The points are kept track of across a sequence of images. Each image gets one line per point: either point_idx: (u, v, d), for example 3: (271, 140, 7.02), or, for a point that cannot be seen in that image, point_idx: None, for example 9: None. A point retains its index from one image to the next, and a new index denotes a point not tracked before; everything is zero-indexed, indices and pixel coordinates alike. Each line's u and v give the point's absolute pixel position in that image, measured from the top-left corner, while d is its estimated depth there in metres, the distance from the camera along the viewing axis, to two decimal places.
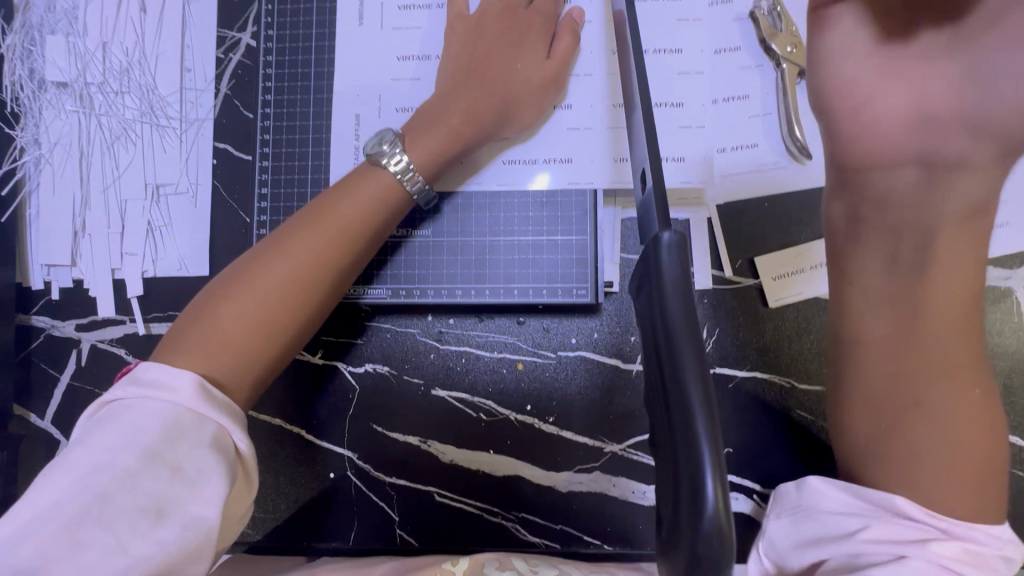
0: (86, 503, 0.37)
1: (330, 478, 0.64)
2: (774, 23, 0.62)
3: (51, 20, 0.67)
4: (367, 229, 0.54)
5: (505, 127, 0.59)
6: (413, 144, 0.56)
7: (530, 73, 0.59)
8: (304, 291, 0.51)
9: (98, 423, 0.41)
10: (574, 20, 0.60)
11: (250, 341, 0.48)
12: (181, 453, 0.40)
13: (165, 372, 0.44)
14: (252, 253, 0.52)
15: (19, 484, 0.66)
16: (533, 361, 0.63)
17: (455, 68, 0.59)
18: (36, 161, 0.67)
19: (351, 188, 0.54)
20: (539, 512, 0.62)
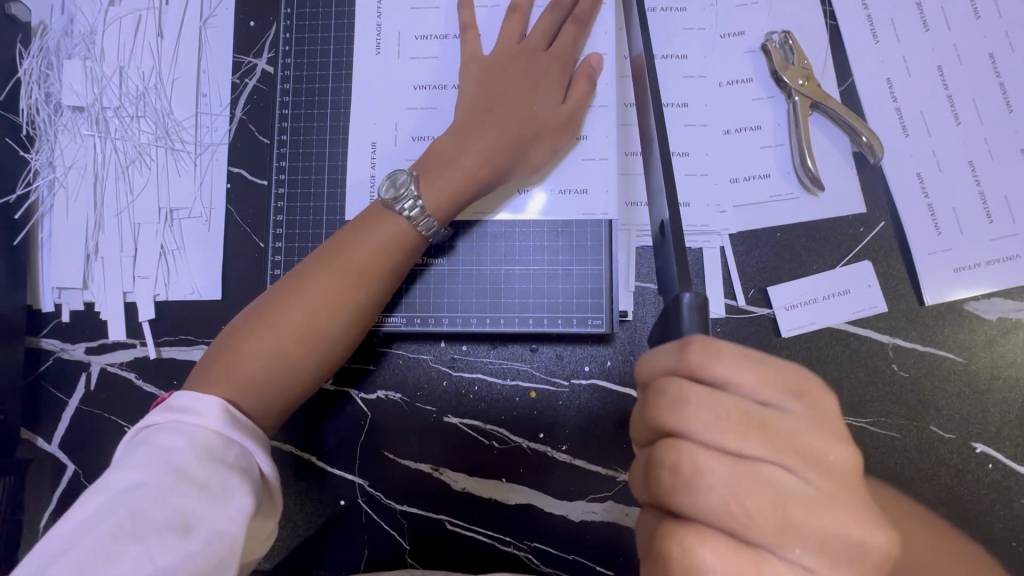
0: (122, 518, 0.40)
1: (340, 506, 0.64)
2: (786, 56, 0.62)
3: (69, 45, 0.68)
4: (380, 270, 0.55)
5: (518, 170, 0.59)
6: (426, 186, 0.56)
7: (546, 116, 0.58)
8: (320, 333, 0.52)
9: (135, 445, 0.45)
10: (591, 66, 0.60)
11: (269, 381, 0.50)
12: (208, 471, 0.43)
13: (194, 399, 0.47)
14: (271, 291, 0.54)
15: (25, 509, 0.65)
16: (546, 390, 0.63)
17: (469, 111, 0.59)
18: (50, 184, 0.67)
19: (364, 228, 0.55)
20: (551, 541, 0.62)
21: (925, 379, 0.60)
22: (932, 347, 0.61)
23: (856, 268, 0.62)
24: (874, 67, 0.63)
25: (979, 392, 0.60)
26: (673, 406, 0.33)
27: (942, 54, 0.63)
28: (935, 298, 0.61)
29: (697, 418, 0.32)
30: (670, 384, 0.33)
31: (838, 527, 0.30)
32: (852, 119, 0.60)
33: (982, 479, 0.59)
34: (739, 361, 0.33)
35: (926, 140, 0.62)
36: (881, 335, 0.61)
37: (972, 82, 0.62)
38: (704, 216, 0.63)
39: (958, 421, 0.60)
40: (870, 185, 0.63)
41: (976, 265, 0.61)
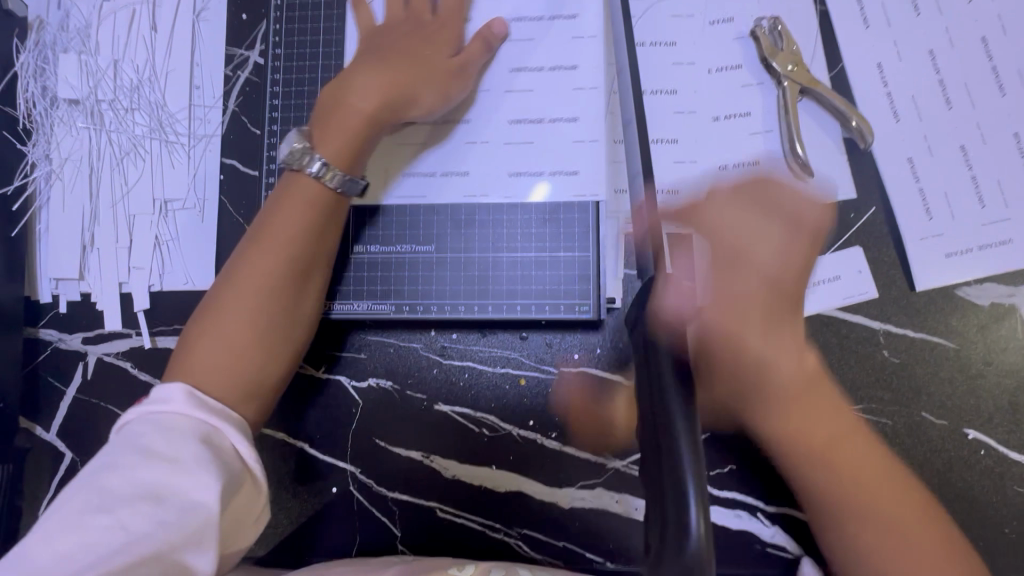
0: (92, 493, 0.40)
1: (332, 493, 0.64)
2: (775, 42, 0.62)
3: (64, 39, 0.69)
4: (299, 234, 0.54)
5: (483, 136, 0.60)
6: (373, 158, 0.56)
7: (442, 63, 0.59)
8: (262, 308, 0.52)
9: (109, 437, 0.45)
10: (492, 31, 0.62)
11: (233, 366, 0.50)
12: (175, 447, 0.43)
13: (163, 389, 0.47)
14: (212, 287, 0.54)
15: (23, 497, 0.66)
16: (535, 376, 0.63)
17: (438, 85, 0.59)
18: (46, 176, 0.68)
19: (280, 205, 0.55)
20: (542, 528, 0.62)
21: (917, 366, 0.60)
22: (925, 333, 0.60)
23: (847, 253, 0.61)
24: (864, 52, 0.63)
25: (972, 379, 0.60)
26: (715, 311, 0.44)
27: (933, 38, 0.62)
28: (927, 284, 0.60)
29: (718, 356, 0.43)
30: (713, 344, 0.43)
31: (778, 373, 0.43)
32: (845, 107, 0.60)
33: (974, 466, 0.59)
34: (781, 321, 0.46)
35: (917, 124, 0.62)
36: (872, 322, 0.61)
37: (964, 66, 0.62)
38: None
39: (950, 407, 0.59)
40: (860, 170, 0.62)
41: (968, 250, 0.60)
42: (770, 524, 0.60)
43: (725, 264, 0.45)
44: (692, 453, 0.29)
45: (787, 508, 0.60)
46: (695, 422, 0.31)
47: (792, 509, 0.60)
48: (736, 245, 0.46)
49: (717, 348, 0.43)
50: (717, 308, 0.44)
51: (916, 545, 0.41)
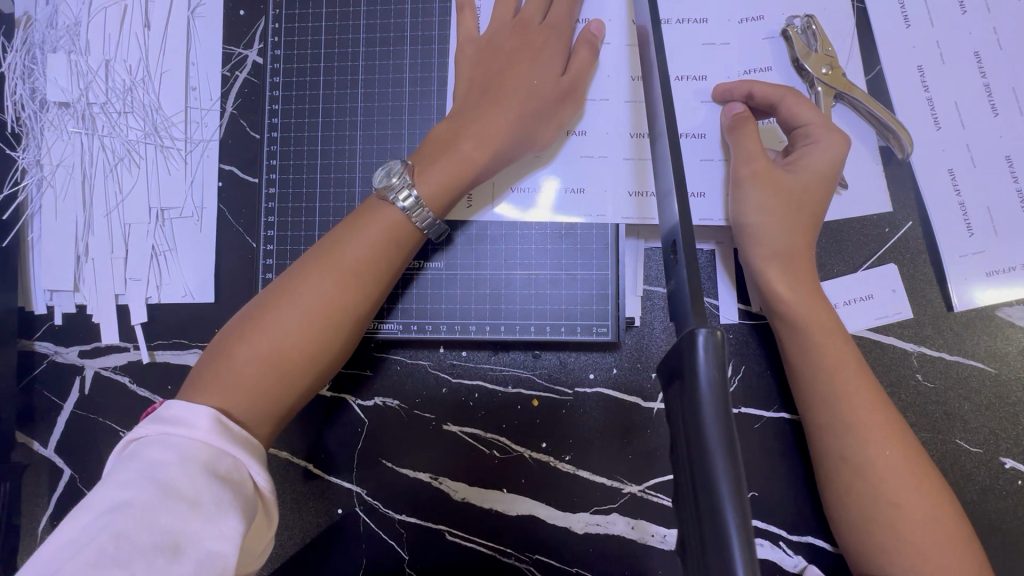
0: (105, 541, 0.38)
1: (337, 515, 0.62)
2: (808, 43, 0.58)
3: (53, 37, 0.65)
4: (376, 265, 0.52)
5: (524, 148, 0.56)
6: (423, 176, 0.53)
7: (550, 88, 0.55)
8: (316, 338, 0.50)
9: (124, 459, 0.43)
10: (593, 33, 0.57)
11: (268, 387, 0.48)
12: (198, 487, 0.41)
13: (187, 408, 0.45)
14: (263, 293, 0.52)
15: (22, 515, 0.65)
16: (548, 398, 0.61)
17: (468, 91, 0.56)
18: (38, 182, 0.65)
19: (362, 226, 0.52)
20: (554, 554, 0.60)
21: (952, 390, 0.57)
22: (961, 356, 0.57)
23: (880, 271, 0.58)
24: (904, 54, 0.59)
25: (1010, 404, 0.56)
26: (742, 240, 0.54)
27: (980, 39, 0.58)
28: (966, 304, 0.57)
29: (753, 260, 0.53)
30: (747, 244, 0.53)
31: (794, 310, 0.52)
32: (882, 113, 0.55)
33: (1010, 496, 0.56)
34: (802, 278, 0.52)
35: (960, 133, 0.58)
36: (906, 344, 0.57)
37: (1013, 70, 0.57)
38: None
39: (987, 434, 0.56)
40: (896, 183, 0.58)
41: (1011, 268, 0.56)
42: (793, 554, 0.57)
43: (756, 207, 0.52)
44: (737, 516, 0.27)
45: (812, 537, 0.57)
46: (742, 487, 0.28)
47: (817, 539, 0.57)
48: (799, 196, 0.52)
49: (787, 272, 0.52)
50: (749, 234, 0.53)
51: (930, 521, 0.47)
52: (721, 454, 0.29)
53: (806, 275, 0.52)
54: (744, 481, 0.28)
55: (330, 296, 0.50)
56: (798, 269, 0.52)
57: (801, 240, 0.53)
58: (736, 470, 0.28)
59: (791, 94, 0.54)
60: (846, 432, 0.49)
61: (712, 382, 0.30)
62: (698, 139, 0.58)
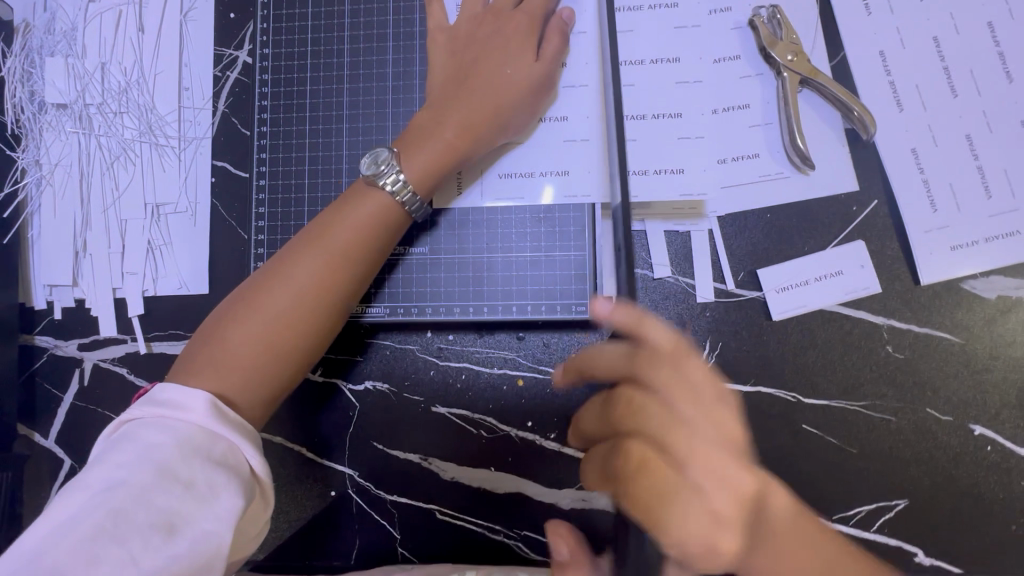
0: (104, 519, 0.40)
1: (331, 497, 0.64)
2: (774, 31, 0.60)
3: (51, 42, 0.68)
4: (363, 250, 0.54)
5: (502, 135, 0.59)
6: (409, 160, 0.56)
7: (521, 77, 0.57)
8: (307, 321, 0.52)
9: (120, 439, 0.45)
10: (564, 22, 0.59)
11: (262, 368, 0.50)
12: (191, 470, 0.43)
13: (181, 392, 0.47)
14: (254, 277, 0.54)
15: (24, 504, 0.66)
16: (533, 377, 0.63)
17: (445, 80, 0.59)
18: (37, 181, 0.67)
19: (346, 213, 0.54)
20: (542, 530, 0.62)
21: (922, 361, 0.59)
22: (929, 328, 0.59)
23: (849, 248, 0.60)
24: (866, 40, 0.61)
25: (977, 373, 0.58)
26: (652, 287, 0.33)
27: (938, 24, 0.60)
28: (932, 278, 0.59)
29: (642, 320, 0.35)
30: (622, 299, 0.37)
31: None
32: (845, 96, 0.58)
33: (979, 463, 0.58)
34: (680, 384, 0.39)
35: (921, 114, 0.60)
36: (876, 317, 0.59)
37: (969, 52, 0.60)
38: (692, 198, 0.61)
39: (955, 403, 0.58)
40: (863, 163, 0.61)
41: (973, 242, 0.59)
42: None
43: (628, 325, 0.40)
44: None
45: None
46: None
47: None
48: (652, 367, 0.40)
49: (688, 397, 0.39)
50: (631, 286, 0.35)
51: None
52: None
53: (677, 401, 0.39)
54: None
55: (321, 281, 0.52)
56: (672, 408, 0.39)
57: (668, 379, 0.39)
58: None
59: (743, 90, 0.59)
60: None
61: None
62: (675, 118, 0.62)
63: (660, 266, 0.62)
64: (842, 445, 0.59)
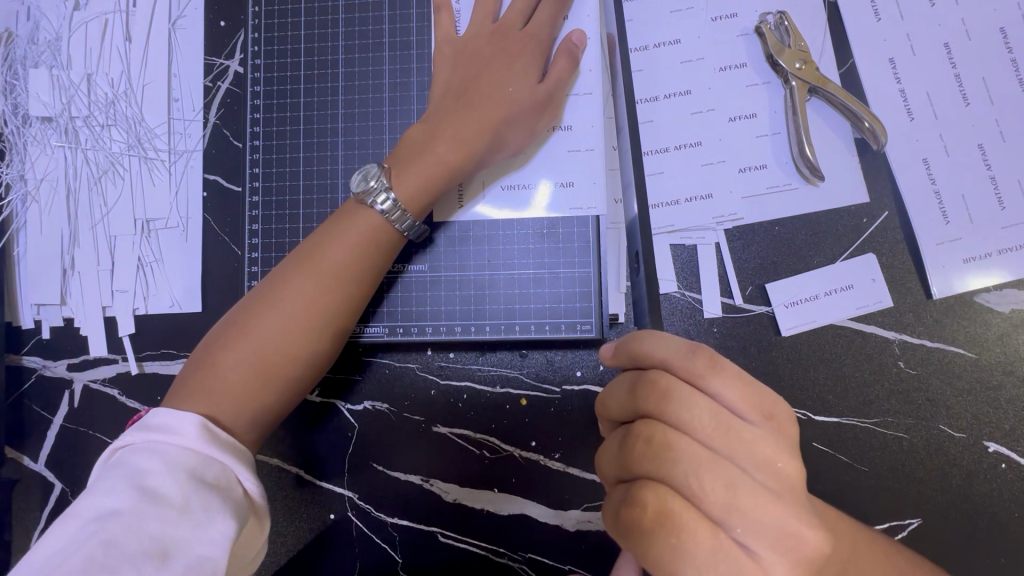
0: (94, 548, 0.38)
1: (330, 520, 0.62)
2: (782, 38, 0.59)
3: (34, 52, 0.65)
4: (358, 269, 0.52)
5: (498, 153, 0.57)
6: (400, 180, 0.53)
7: (523, 96, 0.56)
8: (300, 344, 0.50)
9: (111, 466, 0.43)
10: (573, 42, 0.58)
11: (253, 393, 0.49)
12: (185, 494, 0.41)
13: (172, 416, 0.45)
14: (247, 298, 0.52)
15: (13, 530, 0.64)
16: (537, 396, 0.61)
17: (444, 94, 0.57)
18: (22, 197, 0.65)
19: (341, 231, 0.53)
20: (547, 552, 0.60)
21: (935, 376, 0.57)
22: (941, 342, 0.58)
23: (860, 260, 0.59)
24: (876, 47, 0.60)
25: (990, 388, 0.57)
26: (710, 369, 0.36)
27: (949, 30, 0.59)
28: (944, 292, 0.57)
29: (686, 405, 0.35)
30: (660, 376, 0.36)
31: (775, 521, 0.32)
32: (855, 104, 0.56)
33: (994, 480, 0.56)
34: (730, 381, 0.35)
35: (933, 123, 0.59)
36: (887, 332, 0.58)
37: (982, 59, 0.58)
38: (698, 210, 0.60)
39: (969, 420, 0.57)
40: (873, 173, 0.59)
41: (986, 255, 0.57)
42: None
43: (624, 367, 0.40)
44: None
45: None
46: None
47: None
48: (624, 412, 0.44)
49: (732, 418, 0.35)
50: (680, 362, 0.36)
51: None
52: None
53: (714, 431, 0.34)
54: None
55: (315, 303, 0.51)
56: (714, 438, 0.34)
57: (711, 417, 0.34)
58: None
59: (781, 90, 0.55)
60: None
61: None
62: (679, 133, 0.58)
63: (666, 281, 0.60)
64: (853, 463, 0.58)
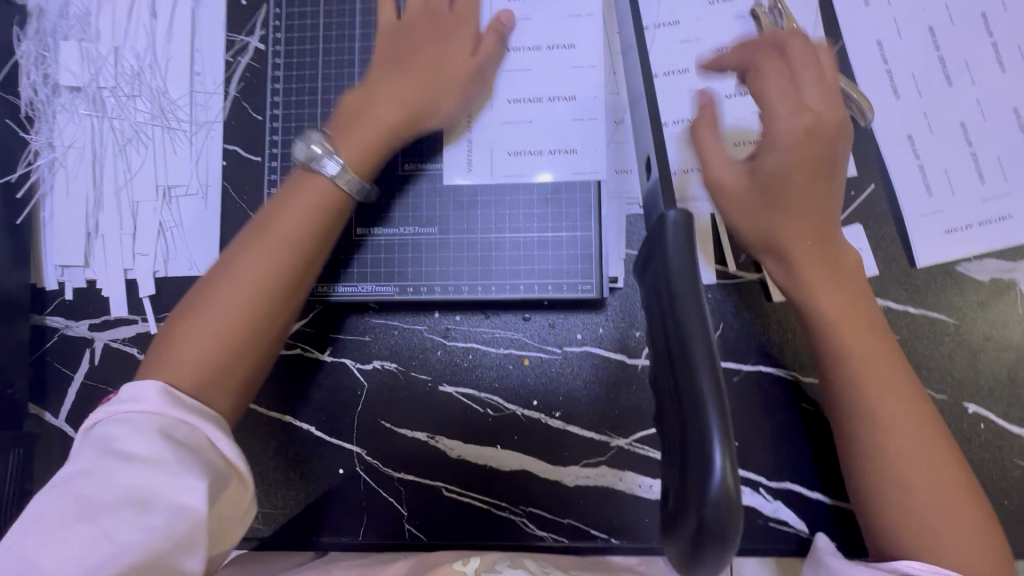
0: (69, 503, 0.38)
1: (339, 475, 0.65)
2: (776, 20, 0.61)
3: (64, 26, 0.69)
4: (312, 231, 0.51)
5: (436, 118, 0.59)
6: (343, 144, 0.54)
7: (454, 62, 0.59)
8: (268, 312, 0.49)
9: (83, 440, 0.43)
10: (502, 23, 0.62)
11: (221, 365, 0.47)
12: (153, 449, 0.40)
13: (132, 388, 0.44)
14: (200, 278, 0.50)
15: (33, 482, 0.67)
16: (539, 356, 0.64)
17: (379, 62, 0.59)
18: (49, 163, 0.68)
19: (296, 196, 0.52)
20: (547, 507, 0.63)
21: (917, 341, 0.60)
22: (924, 309, 0.61)
23: (848, 231, 0.61)
24: (865, 29, 0.63)
25: (971, 353, 0.60)
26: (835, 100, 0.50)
27: (933, 15, 0.62)
28: (927, 261, 0.60)
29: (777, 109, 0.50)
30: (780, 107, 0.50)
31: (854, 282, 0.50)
32: (843, 85, 0.58)
33: (974, 440, 0.59)
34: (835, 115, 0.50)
35: (918, 102, 0.62)
36: (873, 298, 0.61)
37: (963, 42, 0.62)
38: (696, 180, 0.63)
39: (950, 382, 0.60)
40: (861, 149, 0.62)
41: (967, 226, 0.60)
42: (772, 500, 0.60)
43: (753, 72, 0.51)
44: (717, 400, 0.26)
45: (791, 483, 0.60)
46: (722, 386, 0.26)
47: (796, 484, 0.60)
48: (779, 180, 0.50)
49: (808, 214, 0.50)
50: (809, 143, 0.49)
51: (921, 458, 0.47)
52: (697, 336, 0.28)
53: (820, 253, 0.49)
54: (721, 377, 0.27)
55: (268, 269, 0.49)
56: (815, 252, 0.49)
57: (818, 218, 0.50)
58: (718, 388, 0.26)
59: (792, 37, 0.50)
60: (879, 473, 0.47)
61: (683, 268, 0.30)
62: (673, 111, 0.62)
63: None
64: None
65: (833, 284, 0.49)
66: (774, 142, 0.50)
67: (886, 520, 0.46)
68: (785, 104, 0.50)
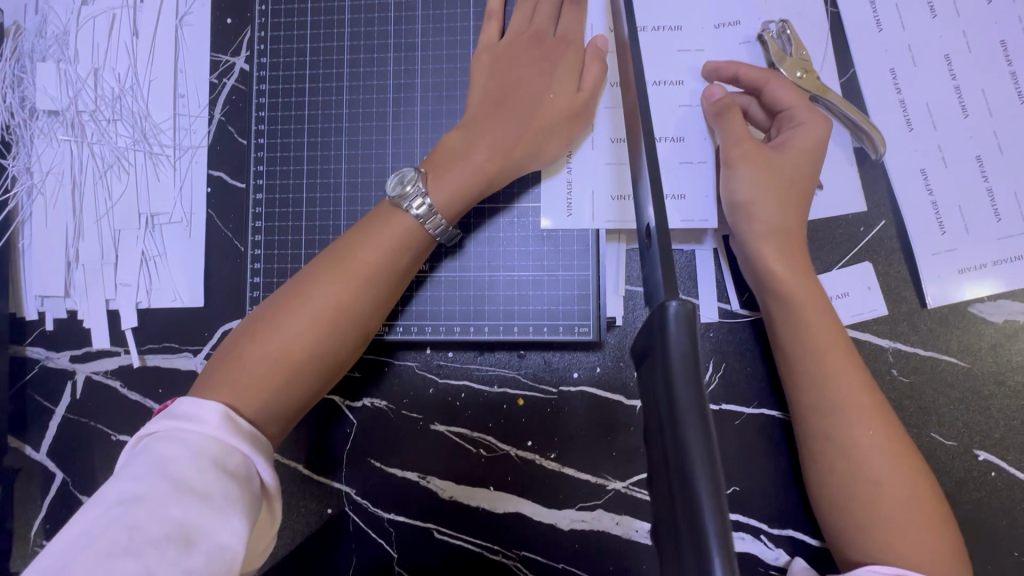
0: (119, 532, 0.36)
1: (328, 514, 0.63)
2: (783, 47, 0.59)
3: (42, 46, 0.66)
4: (389, 269, 0.53)
5: (535, 159, 0.57)
6: (435, 185, 0.54)
7: (562, 102, 0.57)
8: (326, 341, 0.50)
9: (134, 455, 0.42)
10: (599, 48, 0.59)
11: (276, 388, 0.48)
12: (208, 482, 0.39)
13: (195, 405, 0.44)
14: (275, 296, 0.52)
15: (13, 518, 0.65)
16: (534, 397, 0.62)
17: (483, 99, 0.58)
18: (28, 190, 0.66)
19: (375, 230, 0.53)
20: (541, 550, 0.61)
21: (927, 385, 0.58)
22: (935, 351, 0.58)
23: (855, 269, 0.59)
24: (877, 57, 0.60)
25: (982, 398, 0.58)
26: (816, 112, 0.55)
27: (950, 42, 0.59)
28: (939, 301, 0.58)
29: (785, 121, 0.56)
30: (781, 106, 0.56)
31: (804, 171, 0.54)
32: (856, 116, 0.56)
33: (984, 488, 0.57)
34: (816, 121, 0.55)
35: (932, 134, 0.59)
36: (881, 340, 0.59)
37: (981, 71, 0.59)
38: (701, 210, 0.59)
39: (960, 428, 0.58)
40: (871, 183, 0.60)
41: (982, 265, 0.58)
42: (774, 547, 0.58)
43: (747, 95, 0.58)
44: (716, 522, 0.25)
45: (793, 530, 0.58)
46: (721, 478, 0.26)
47: (799, 532, 0.58)
48: (789, 171, 0.54)
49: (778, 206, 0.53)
50: (802, 137, 0.54)
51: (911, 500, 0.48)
52: (695, 431, 0.27)
53: (797, 253, 0.53)
54: (721, 466, 0.27)
55: (341, 300, 0.50)
56: (790, 246, 0.53)
57: (793, 220, 0.54)
58: (715, 499, 0.26)
59: (774, 79, 0.57)
60: (840, 483, 0.50)
61: (685, 354, 0.29)
62: (676, 143, 0.60)
63: None
64: None
65: (803, 270, 0.52)
66: (791, 131, 0.55)
67: (867, 545, 0.48)
68: (802, 111, 0.55)
